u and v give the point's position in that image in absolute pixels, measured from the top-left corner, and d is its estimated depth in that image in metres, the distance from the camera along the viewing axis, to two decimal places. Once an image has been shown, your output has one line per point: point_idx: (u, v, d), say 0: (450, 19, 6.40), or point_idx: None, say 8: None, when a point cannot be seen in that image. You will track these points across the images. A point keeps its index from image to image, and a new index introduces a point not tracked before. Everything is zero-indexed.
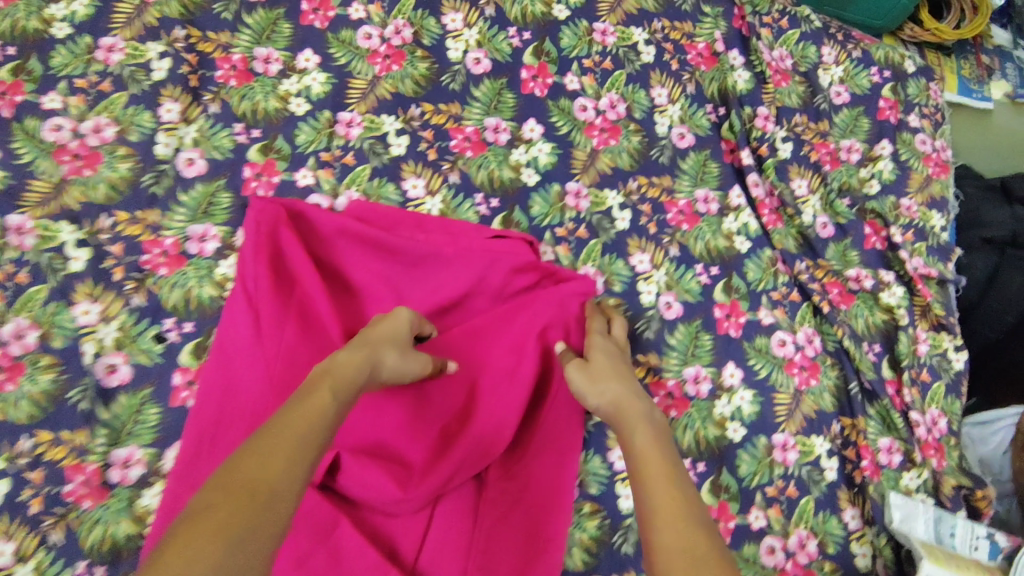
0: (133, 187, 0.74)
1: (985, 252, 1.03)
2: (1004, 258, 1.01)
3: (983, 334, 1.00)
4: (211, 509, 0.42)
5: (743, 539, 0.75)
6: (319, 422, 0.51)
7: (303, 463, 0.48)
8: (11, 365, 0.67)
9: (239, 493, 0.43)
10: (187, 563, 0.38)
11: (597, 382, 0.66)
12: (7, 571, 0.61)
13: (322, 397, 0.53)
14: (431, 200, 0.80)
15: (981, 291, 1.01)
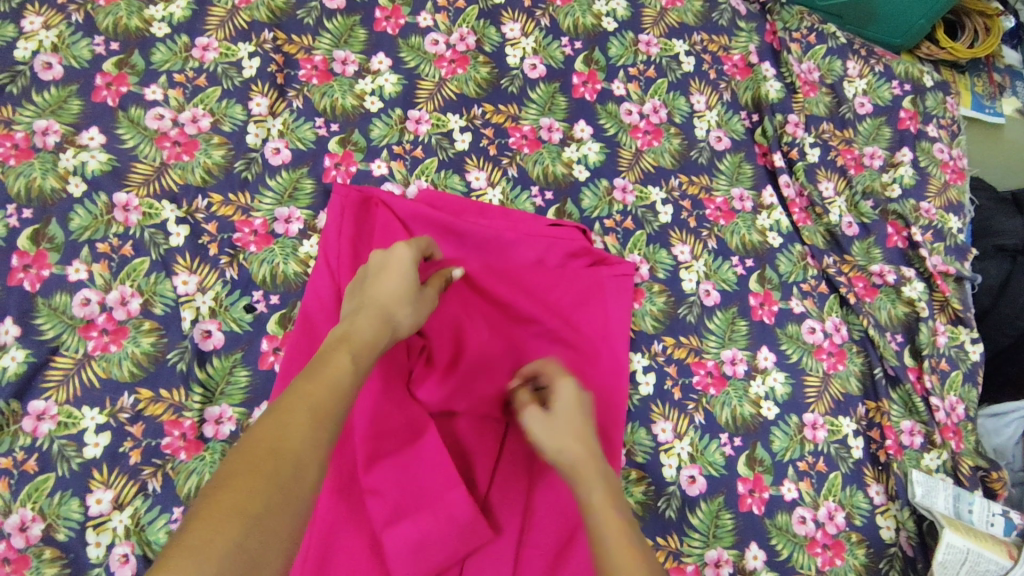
0: (226, 173, 0.82)
1: (997, 259, 1.10)
2: (1016, 266, 1.08)
3: (997, 338, 1.07)
4: (238, 476, 0.44)
5: (776, 509, 0.81)
6: (336, 384, 0.53)
7: (326, 424, 0.50)
8: (116, 329, 0.74)
9: (264, 453, 0.45)
10: (214, 538, 0.40)
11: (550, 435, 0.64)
12: (107, 517, 0.68)
13: (342, 358, 0.56)
14: (492, 190, 0.87)
15: (994, 297, 1.07)
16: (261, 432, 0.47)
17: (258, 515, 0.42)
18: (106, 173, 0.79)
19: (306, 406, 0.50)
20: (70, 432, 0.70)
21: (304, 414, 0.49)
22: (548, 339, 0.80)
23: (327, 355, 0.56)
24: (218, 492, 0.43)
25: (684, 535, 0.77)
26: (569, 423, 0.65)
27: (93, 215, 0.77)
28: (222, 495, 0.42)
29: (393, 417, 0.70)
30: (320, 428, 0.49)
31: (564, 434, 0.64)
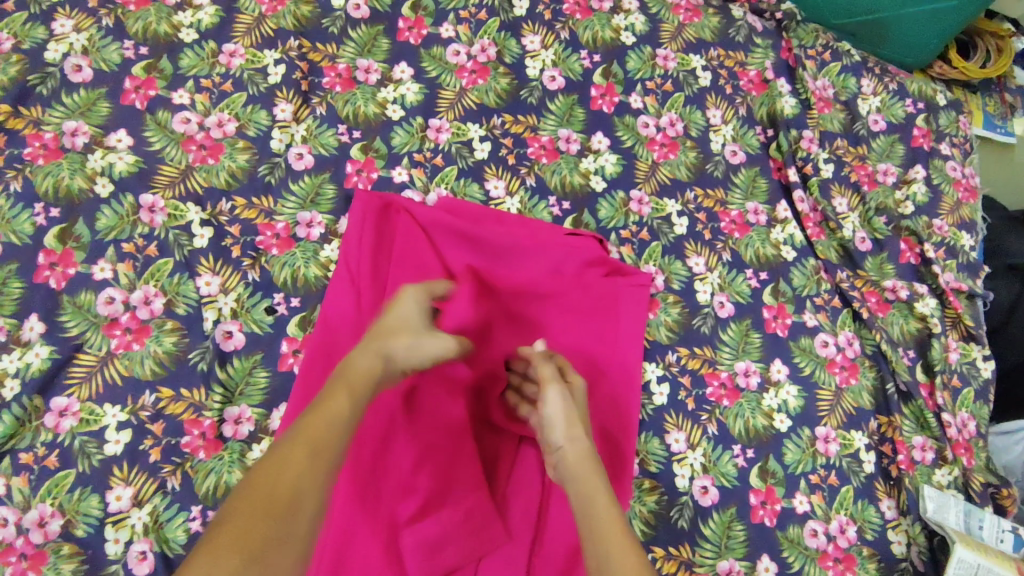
0: (250, 177, 0.83)
1: (1007, 279, 1.12)
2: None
3: (1006, 358, 1.09)
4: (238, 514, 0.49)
5: (788, 521, 0.81)
6: (336, 423, 0.56)
7: (325, 457, 0.54)
8: (139, 328, 0.75)
9: (262, 493, 0.50)
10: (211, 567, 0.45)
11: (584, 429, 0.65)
12: (125, 514, 0.69)
13: (342, 399, 0.57)
14: (510, 200, 0.88)
15: (1005, 316, 1.10)
16: (265, 467, 0.52)
17: (259, 545, 0.47)
18: (133, 175, 0.80)
19: (304, 446, 0.53)
20: (91, 429, 0.71)
21: (301, 450, 0.53)
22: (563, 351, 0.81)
23: (327, 396, 0.58)
24: (220, 531, 0.48)
25: (696, 546, 0.78)
26: (568, 416, 0.65)
27: (119, 215, 0.78)
28: (223, 533, 0.47)
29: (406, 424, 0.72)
30: (318, 470, 0.53)
31: (562, 425, 0.65)
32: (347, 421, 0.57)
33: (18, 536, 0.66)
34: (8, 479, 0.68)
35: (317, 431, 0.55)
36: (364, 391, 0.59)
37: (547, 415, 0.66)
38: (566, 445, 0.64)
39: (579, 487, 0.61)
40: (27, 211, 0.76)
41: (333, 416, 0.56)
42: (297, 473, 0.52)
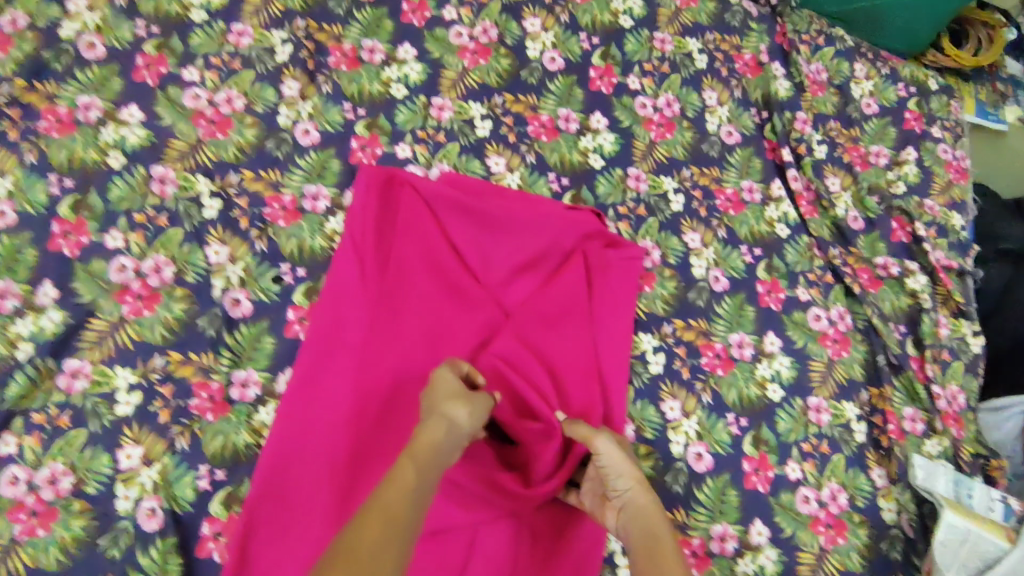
0: (258, 151, 0.85)
1: (1000, 264, 1.16)
2: (1019, 271, 1.14)
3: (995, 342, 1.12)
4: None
5: (781, 488, 0.83)
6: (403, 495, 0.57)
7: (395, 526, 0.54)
8: (150, 295, 0.77)
9: (345, 560, 0.50)
10: None
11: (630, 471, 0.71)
12: (136, 472, 0.71)
13: (408, 470, 0.59)
14: (510, 175, 0.91)
15: (995, 303, 1.14)
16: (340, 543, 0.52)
17: None
18: (144, 148, 0.83)
19: (378, 519, 0.54)
20: (103, 390, 0.73)
21: (376, 521, 0.54)
22: (565, 334, 0.82)
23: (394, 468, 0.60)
24: None
25: (691, 509, 0.80)
26: (625, 464, 0.71)
27: (131, 186, 0.81)
28: None
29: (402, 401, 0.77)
30: (393, 540, 0.53)
31: (625, 471, 0.70)
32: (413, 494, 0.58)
33: (29, 494, 0.68)
34: (20, 438, 0.70)
35: (393, 507, 0.56)
36: (428, 463, 0.61)
37: (605, 465, 0.71)
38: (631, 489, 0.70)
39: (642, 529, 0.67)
40: (41, 181, 0.79)
41: (401, 490, 0.57)
42: (378, 545, 0.52)
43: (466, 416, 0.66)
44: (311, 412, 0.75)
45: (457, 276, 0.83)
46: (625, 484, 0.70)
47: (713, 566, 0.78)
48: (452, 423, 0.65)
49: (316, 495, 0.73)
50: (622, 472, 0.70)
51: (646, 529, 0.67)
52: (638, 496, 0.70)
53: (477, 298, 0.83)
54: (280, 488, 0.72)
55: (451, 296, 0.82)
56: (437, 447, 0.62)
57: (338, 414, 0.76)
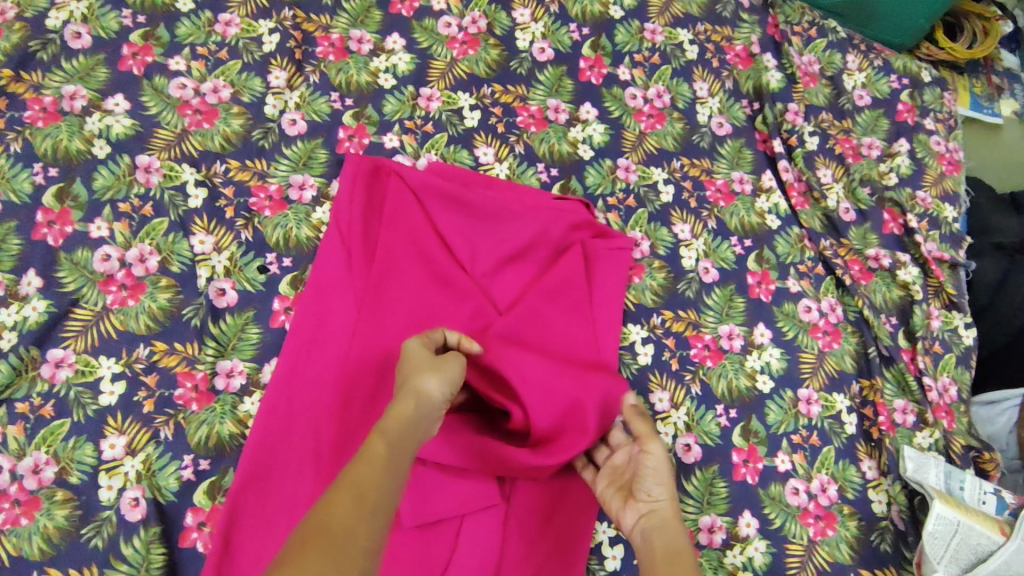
0: (244, 141, 0.85)
1: (995, 257, 1.15)
2: (1014, 264, 1.13)
3: (995, 337, 1.10)
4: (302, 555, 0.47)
5: (770, 479, 0.83)
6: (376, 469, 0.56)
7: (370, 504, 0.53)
8: (134, 284, 0.77)
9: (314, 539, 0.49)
10: None
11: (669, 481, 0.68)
12: (119, 461, 0.70)
13: (378, 444, 0.58)
14: (499, 165, 0.90)
15: (992, 295, 1.12)
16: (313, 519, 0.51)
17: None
18: (130, 137, 0.82)
19: (350, 495, 0.53)
20: (86, 380, 0.73)
21: (345, 498, 0.53)
22: (557, 323, 0.81)
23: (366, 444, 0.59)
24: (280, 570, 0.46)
25: (679, 501, 0.79)
26: (666, 473, 0.68)
27: (116, 175, 0.80)
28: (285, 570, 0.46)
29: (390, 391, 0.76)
30: (365, 516, 0.52)
31: (665, 480, 0.67)
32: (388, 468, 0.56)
33: (12, 483, 0.68)
34: (3, 427, 0.70)
35: (367, 483, 0.54)
36: (402, 437, 0.59)
37: (648, 468, 0.67)
38: (665, 500, 0.67)
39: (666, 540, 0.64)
40: (26, 170, 0.78)
41: (375, 463, 0.56)
42: (348, 518, 0.51)
43: (437, 385, 0.63)
44: (296, 401, 0.75)
45: (445, 265, 0.82)
46: (662, 492, 0.67)
47: (701, 558, 0.78)
48: (424, 395, 0.62)
49: (300, 485, 0.72)
50: (662, 482, 0.67)
51: (669, 537, 0.64)
52: (669, 509, 0.67)
53: (465, 288, 0.81)
54: (264, 477, 0.72)
55: (439, 286, 0.81)
56: (412, 420, 0.60)
57: (324, 404, 0.76)
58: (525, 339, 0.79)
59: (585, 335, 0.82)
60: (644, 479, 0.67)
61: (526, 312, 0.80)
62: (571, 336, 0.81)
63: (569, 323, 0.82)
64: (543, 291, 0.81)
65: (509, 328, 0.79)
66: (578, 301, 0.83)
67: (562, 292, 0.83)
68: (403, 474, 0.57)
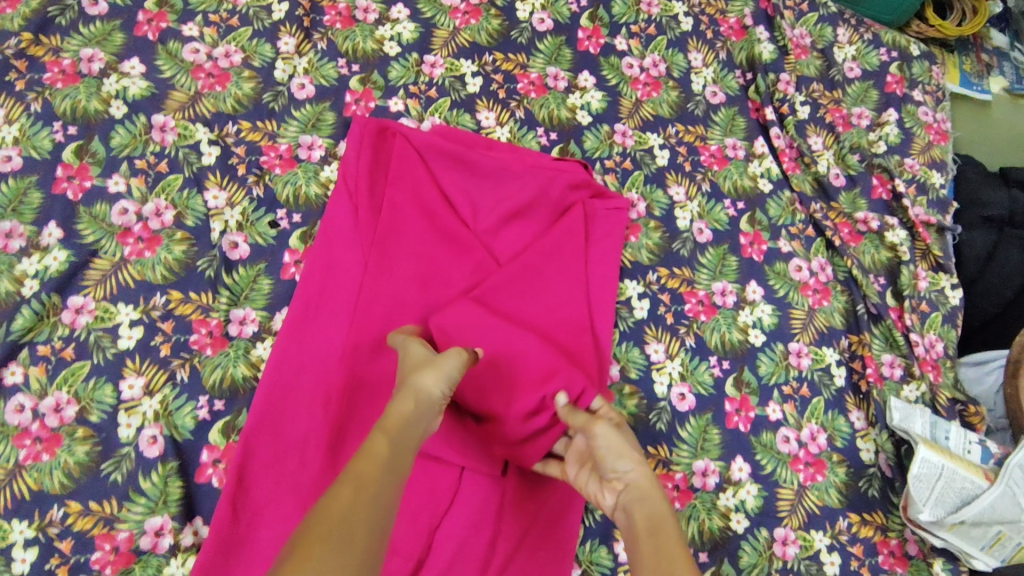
0: (255, 103, 0.88)
1: (985, 229, 1.19)
2: (1002, 237, 1.17)
3: (984, 308, 1.15)
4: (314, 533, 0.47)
5: (762, 428, 0.86)
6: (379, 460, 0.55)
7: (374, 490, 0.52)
8: (151, 237, 0.80)
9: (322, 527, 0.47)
10: None
11: (625, 453, 0.65)
12: (138, 401, 0.74)
13: (379, 440, 0.56)
14: (500, 129, 0.93)
15: (981, 266, 1.16)
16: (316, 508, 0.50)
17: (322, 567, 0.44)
18: (145, 98, 0.85)
19: (351, 482, 0.52)
20: (106, 325, 0.76)
21: (349, 487, 0.51)
22: (556, 279, 0.85)
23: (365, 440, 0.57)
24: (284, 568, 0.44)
25: (673, 446, 0.83)
26: (623, 445, 0.66)
27: (132, 134, 0.84)
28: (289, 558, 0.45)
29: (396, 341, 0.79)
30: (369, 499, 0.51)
31: (625, 453, 0.65)
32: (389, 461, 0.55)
33: (34, 421, 0.71)
34: (27, 369, 0.73)
35: (368, 471, 0.53)
36: (402, 433, 0.58)
37: (603, 447, 0.66)
38: (631, 471, 0.64)
39: (647, 517, 0.61)
40: (46, 129, 0.82)
41: (377, 458, 0.55)
42: (351, 502, 0.50)
43: (435, 382, 0.64)
44: (306, 348, 0.78)
45: (447, 220, 0.85)
46: (626, 466, 0.64)
47: (695, 500, 0.81)
48: (421, 392, 0.62)
49: (311, 426, 0.76)
50: (621, 454, 0.65)
51: (647, 511, 0.61)
52: (640, 478, 0.64)
53: (467, 242, 0.85)
54: (275, 416, 0.75)
55: (442, 242, 0.84)
56: (409, 419, 0.60)
57: (332, 351, 0.79)
58: (524, 293, 0.83)
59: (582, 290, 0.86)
60: (605, 460, 0.65)
61: (526, 267, 0.83)
62: (570, 290, 0.85)
63: (566, 280, 0.85)
64: (542, 246, 0.85)
65: (509, 282, 0.82)
66: (575, 259, 0.86)
67: (560, 249, 0.86)
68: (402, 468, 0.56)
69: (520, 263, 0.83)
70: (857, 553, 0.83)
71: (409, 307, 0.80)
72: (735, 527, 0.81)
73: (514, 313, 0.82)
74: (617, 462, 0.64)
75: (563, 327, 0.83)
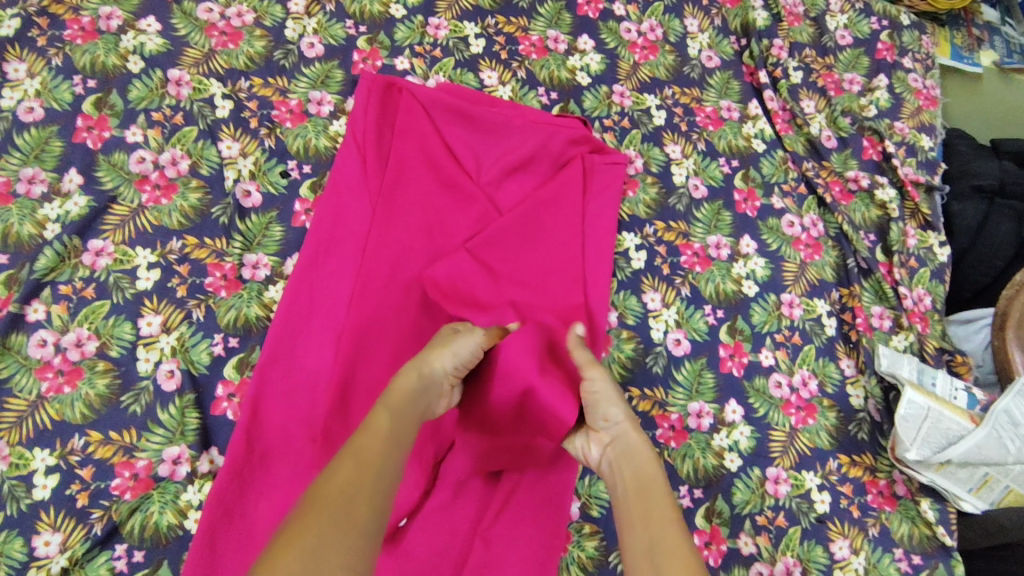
0: (266, 61, 0.92)
1: (976, 200, 1.19)
2: (993, 206, 1.18)
3: (976, 279, 1.18)
4: (314, 506, 0.48)
5: (754, 373, 0.89)
6: (378, 437, 0.56)
7: (373, 467, 0.53)
8: (167, 185, 0.83)
9: (320, 502, 0.49)
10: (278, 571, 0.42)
11: (616, 403, 0.70)
12: (156, 338, 0.77)
13: (382, 417, 0.59)
14: (502, 88, 0.97)
15: (971, 238, 1.17)
16: (317, 482, 0.51)
17: (317, 542, 0.45)
18: (161, 54, 0.89)
19: (354, 459, 0.53)
20: (124, 267, 0.79)
21: (349, 464, 0.53)
22: (555, 228, 0.88)
23: (369, 416, 0.59)
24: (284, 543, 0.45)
25: (669, 388, 0.86)
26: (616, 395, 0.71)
27: (149, 88, 0.87)
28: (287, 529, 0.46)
29: (399, 283, 0.82)
30: (369, 474, 0.52)
31: (617, 402, 0.70)
32: (389, 438, 0.57)
33: (56, 355, 0.74)
34: (49, 307, 0.76)
35: (369, 451, 0.55)
36: (404, 407, 0.61)
37: (596, 394, 0.71)
38: (622, 420, 0.69)
39: (632, 465, 0.65)
40: (67, 82, 0.85)
41: (379, 435, 0.57)
42: (351, 482, 0.51)
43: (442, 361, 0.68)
44: (316, 289, 0.82)
45: (451, 171, 0.88)
46: (616, 416, 0.69)
47: (690, 440, 0.84)
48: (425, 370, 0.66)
49: (322, 362, 0.79)
50: (613, 404, 0.69)
51: (631, 458, 0.66)
52: (629, 428, 0.68)
53: (470, 192, 0.88)
54: (287, 354, 0.78)
55: (445, 193, 0.88)
56: (413, 394, 0.63)
57: (342, 292, 0.82)
58: (525, 239, 0.86)
59: (580, 239, 0.89)
60: (598, 408, 0.70)
61: (526, 215, 0.87)
62: (568, 239, 0.88)
63: (566, 229, 0.89)
64: (543, 197, 0.88)
65: (511, 230, 0.86)
66: (574, 210, 0.90)
67: (559, 199, 0.89)
68: (405, 444, 0.59)
69: (522, 211, 0.86)
70: (847, 492, 0.86)
71: (414, 254, 0.84)
72: (729, 465, 0.84)
73: (515, 260, 0.85)
74: (608, 410, 0.69)
75: (561, 272, 0.87)
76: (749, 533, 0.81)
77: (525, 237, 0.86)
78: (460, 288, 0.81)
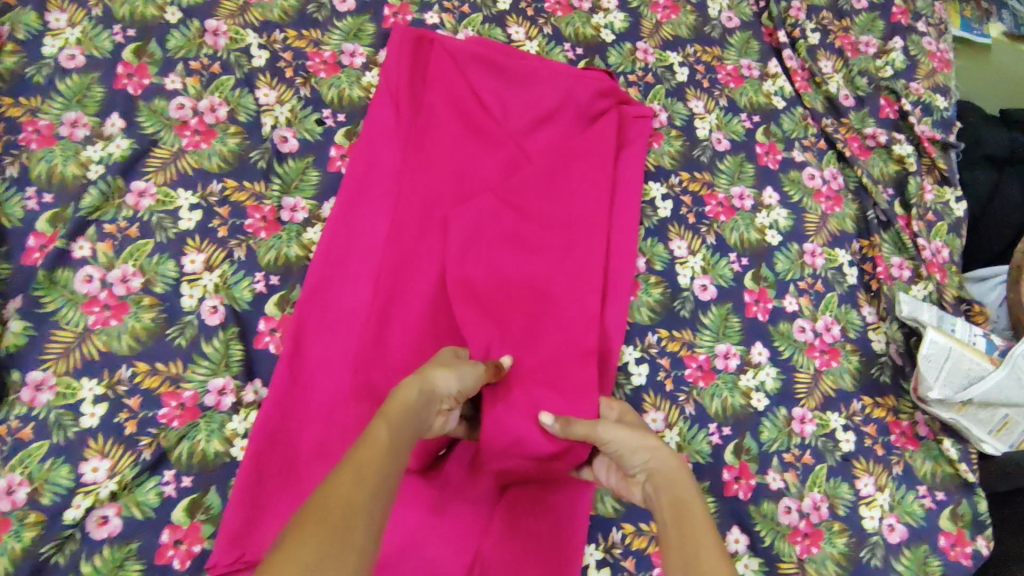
0: (300, 14, 0.94)
1: (986, 169, 1.21)
2: (1003, 174, 1.20)
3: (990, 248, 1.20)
4: (305, 530, 0.40)
5: (779, 318, 0.91)
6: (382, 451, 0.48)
7: (375, 486, 0.45)
8: (207, 131, 0.85)
9: (314, 518, 0.41)
10: None
11: (635, 448, 0.63)
12: (198, 275, 0.78)
13: (381, 429, 0.51)
14: (530, 43, 0.99)
15: (983, 206, 1.20)
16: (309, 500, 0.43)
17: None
18: (199, 5, 0.91)
19: (353, 472, 0.46)
20: (167, 208, 0.81)
21: (347, 480, 0.45)
22: (584, 174, 0.89)
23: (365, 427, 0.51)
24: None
25: (696, 331, 0.88)
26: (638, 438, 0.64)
27: (188, 38, 0.89)
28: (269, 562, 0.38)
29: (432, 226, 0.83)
30: (369, 494, 0.45)
31: (637, 445, 0.63)
32: (391, 451, 0.49)
33: (102, 290, 0.76)
34: (94, 245, 0.78)
35: (369, 463, 0.47)
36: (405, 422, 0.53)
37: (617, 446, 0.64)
38: (647, 462, 0.62)
39: (668, 501, 0.59)
40: (107, 32, 0.87)
41: (380, 447, 0.49)
42: (348, 500, 0.43)
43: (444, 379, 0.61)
44: (351, 230, 0.83)
45: (480, 118, 0.90)
46: (640, 460, 0.63)
47: (718, 380, 0.86)
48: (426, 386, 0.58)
49: (356, 303, 0.80)
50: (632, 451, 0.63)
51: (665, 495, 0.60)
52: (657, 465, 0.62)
53: (499, 139, 0.90)
54: (323, 292, 0.80)
55: (474, 140, 0.89)
56: (415, 407, 0.55)
57: (376, 232, 0.83)
58: (554, 185, 0.88)
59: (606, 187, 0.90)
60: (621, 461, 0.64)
61: (555, 161, 0.88)
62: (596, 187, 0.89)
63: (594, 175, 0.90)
64: (571, 145, 0.89)
65: (539, 177, 0.87)
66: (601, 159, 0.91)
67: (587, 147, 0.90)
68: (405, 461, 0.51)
69: (550, 157, 0.88)
70: (871, 432, 0.88)
71: (445, 198, 0.85)
72: (756, 404, 0.86)
73: (544, 204, 0.87)
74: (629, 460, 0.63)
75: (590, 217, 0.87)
76: (777, 470, 0.83)
77: (553, 183, 0.87)
78: (488, 232, 0.82)
